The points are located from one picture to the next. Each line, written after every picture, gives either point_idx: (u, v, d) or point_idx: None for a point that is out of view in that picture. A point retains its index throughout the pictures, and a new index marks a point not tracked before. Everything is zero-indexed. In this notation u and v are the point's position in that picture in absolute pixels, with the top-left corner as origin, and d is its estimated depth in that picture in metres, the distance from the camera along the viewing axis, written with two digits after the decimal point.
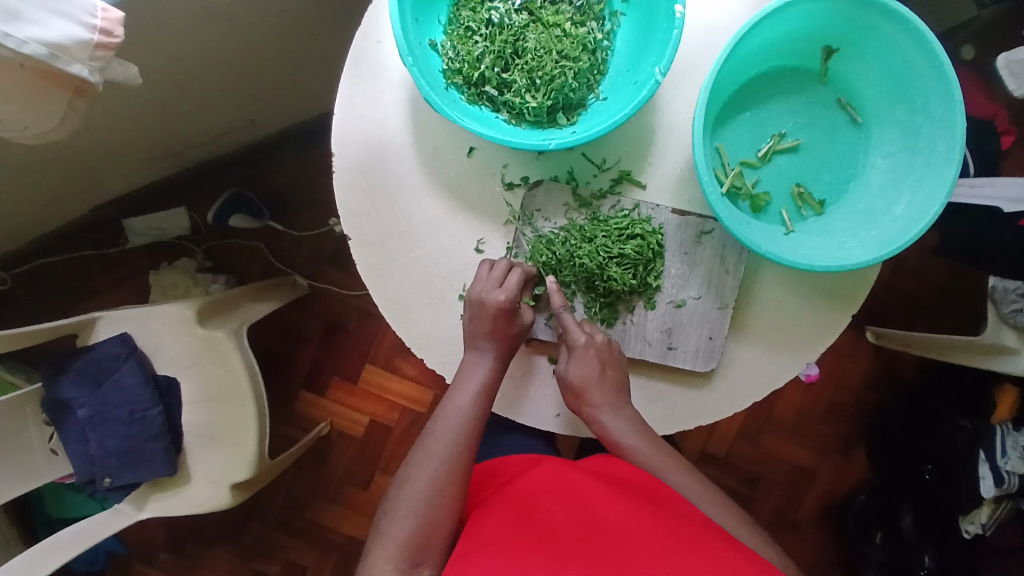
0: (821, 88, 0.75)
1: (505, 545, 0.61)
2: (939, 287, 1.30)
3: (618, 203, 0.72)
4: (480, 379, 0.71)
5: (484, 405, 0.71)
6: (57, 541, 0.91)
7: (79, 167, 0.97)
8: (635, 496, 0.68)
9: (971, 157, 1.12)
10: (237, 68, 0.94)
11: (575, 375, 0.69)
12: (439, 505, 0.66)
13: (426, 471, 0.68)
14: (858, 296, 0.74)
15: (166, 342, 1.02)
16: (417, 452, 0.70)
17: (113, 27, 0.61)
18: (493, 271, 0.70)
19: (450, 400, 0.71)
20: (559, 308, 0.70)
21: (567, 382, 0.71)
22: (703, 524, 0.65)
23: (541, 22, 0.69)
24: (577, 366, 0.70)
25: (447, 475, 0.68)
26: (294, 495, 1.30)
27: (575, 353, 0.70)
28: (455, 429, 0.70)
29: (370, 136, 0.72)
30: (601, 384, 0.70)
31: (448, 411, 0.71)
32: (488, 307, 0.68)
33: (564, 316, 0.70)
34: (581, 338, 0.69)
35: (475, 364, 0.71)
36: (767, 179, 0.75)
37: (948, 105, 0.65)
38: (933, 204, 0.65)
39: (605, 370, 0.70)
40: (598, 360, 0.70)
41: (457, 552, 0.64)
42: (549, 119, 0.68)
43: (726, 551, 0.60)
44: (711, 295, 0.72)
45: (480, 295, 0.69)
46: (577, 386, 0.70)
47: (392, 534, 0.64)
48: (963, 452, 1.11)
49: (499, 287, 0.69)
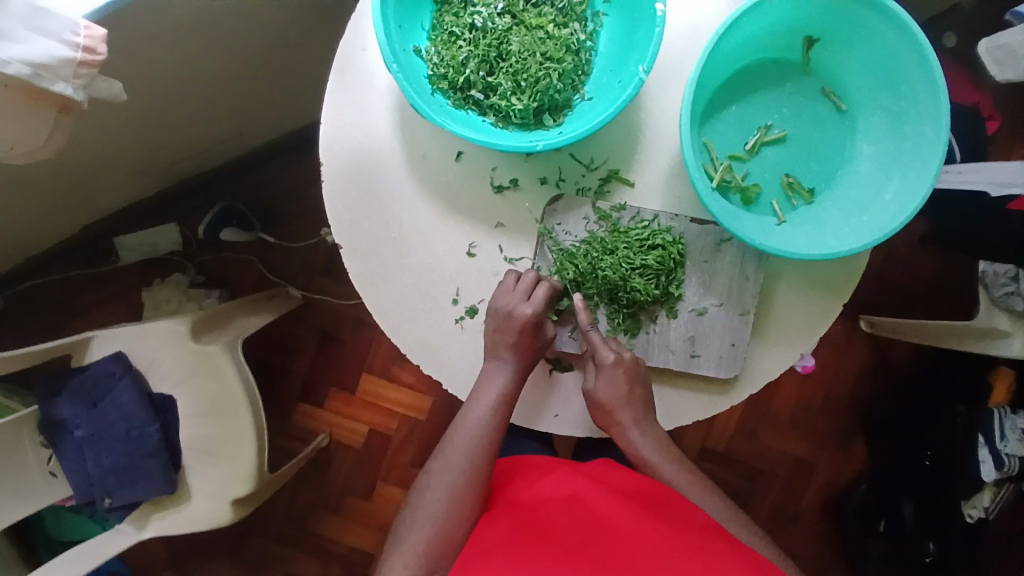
0: (806, 78, 0.76)
1: (508, 551, 0.61)
2: (930, 274, 1.31)
3: (637, 214, 0.72)
4: (500, 390, 0.70)
5: (503, 415, 0.70)
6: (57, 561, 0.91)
7: (66, 185, 0.97)
8: (639, 500, 0.68)
9: (957, 143, 1.13)
10: (221, 81, 0.94)
11: (603, 394, 0.70)
12: (455, 514, 0.66)
13: (444, 480, 0.68)
14: (851, 287, 0.75)
15: (160, 358, 1.02)
16: (436, 460, 0.70)
17: (97, 45, 0.60)
18: (519, 284, 0.70)
19: (469, 411, 0.70)
20: (586, 325, 0.70)
21: (593, 394, 0.72)
22: (705, 527, 0.65)
23: (524, 25, 0.69)
24: (604, 384, 0.70)
25: (466, 484, 0.68)
26: (295, 508, 1.30)
27: (602, 371, 0.70)
28: (473, 439, 0.69)
29: (358, 145, 0.72)
30: (626, 401, 0.71)
31: (467, 421, 0.70)
32: (516, 321, 0.68)
33: (586, 328, 0.70)
34: (609, 358, 0.70)
35: (495, 374, 0.70)
36: (756, 171, 0.75)
37: (932, 90, 0.66)
38: (923, 188, 0.66)
39: (626, 384, 0.70)
40: (625, 378, 0.70)
41: (460, 556, 0.64)
42: (535, 121, 0.68)
43: (728, 556, 0.60)
44: (732, 303, 0.73)
45: (507, 308, 0.69)
46: (605, 404, 0.71)
47: (411, 542, 0.65)
48: (961, 438, 1.12)
49: (527, 301, 0.69)
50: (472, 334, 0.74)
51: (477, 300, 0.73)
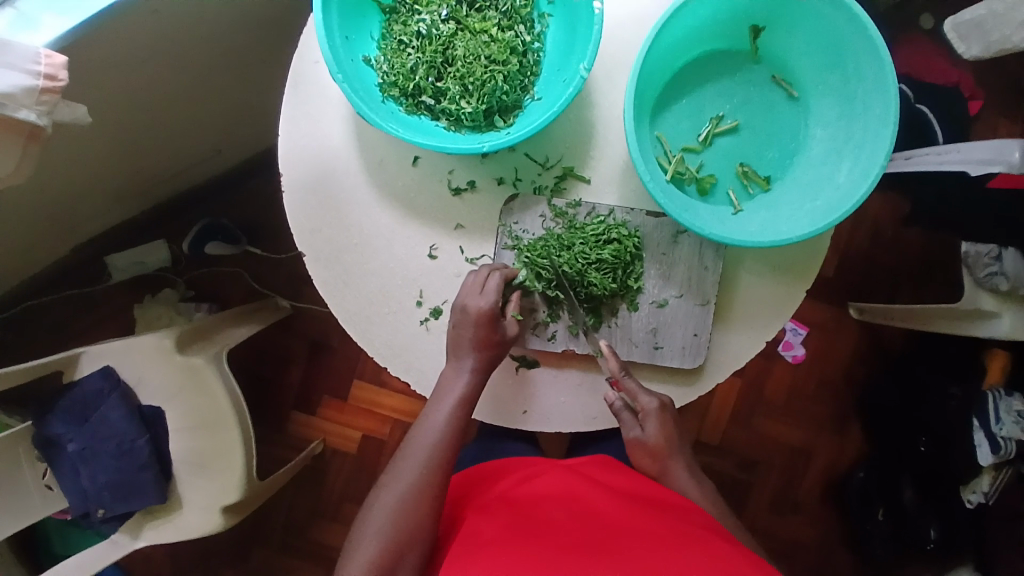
0: (755, 67, 0.76)
1: (501, 545, 0.62)
2: (916, 257, 1.30)
3: (593, 210, 0.73)
4: (460, 390, 0.71)
5: (462, 417, 0.71)
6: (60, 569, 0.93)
7: (54, 207, 0.99)
8: (638, 500, 0.68)
9: (935, 124, 1.12)
10: (196, 96, 0.96)
11: (655, 438, 0.72)
12: (411, 518, 0.66)
13: (403, 483, 0.68)
14: (811, 270, 0.75)
15: (148, 375, 1.04)
16: (396, 464, 0.70)
17: (57, 72, 0.62)
18: (472, 281, 0.70)
19: (429, 413, 0.71)
20: (620, 375, 0.72)
21: (642, 442, 0.73)
22: (703, 526, 0.65)
23: (468, 30, 0.71)
24: (654, 428, 0.73)
25: (426, 485, 0.68)
26: (294, 516, 1.31)
27: (647, 417, 0.73)
28: (433, 441, 0.70)
29: (316, 156, 0.74)
30: (673, 443, 0.74)
31: (427, 423, 0.71)
32: (471, 314, 0.69)
33: (620, 375, 0.72)
34: (654, 403, 0.73)
35: (455, 375, 0.71)
36: (711, 162, 0.76)
37: (877, 70, 0.66)
38: (872, 168, 0.66)
39: (671, 422, 0.74)
40: (667, 419, 0.73)
41: (453, 553, 0.65)
42: (486, 123, 0.69)
43: (724, 550, 0.59)
44: (691, 293, 0.73)
45: (463, 303, 0.70)
46: (657, 448, 0.73)
47: (367, 546, 0.65)
48: (954, 419, 1.13)
49: (481, 294, 0.69)
50: (438, 335, 0.75)
51: (440, 301, 0.74)
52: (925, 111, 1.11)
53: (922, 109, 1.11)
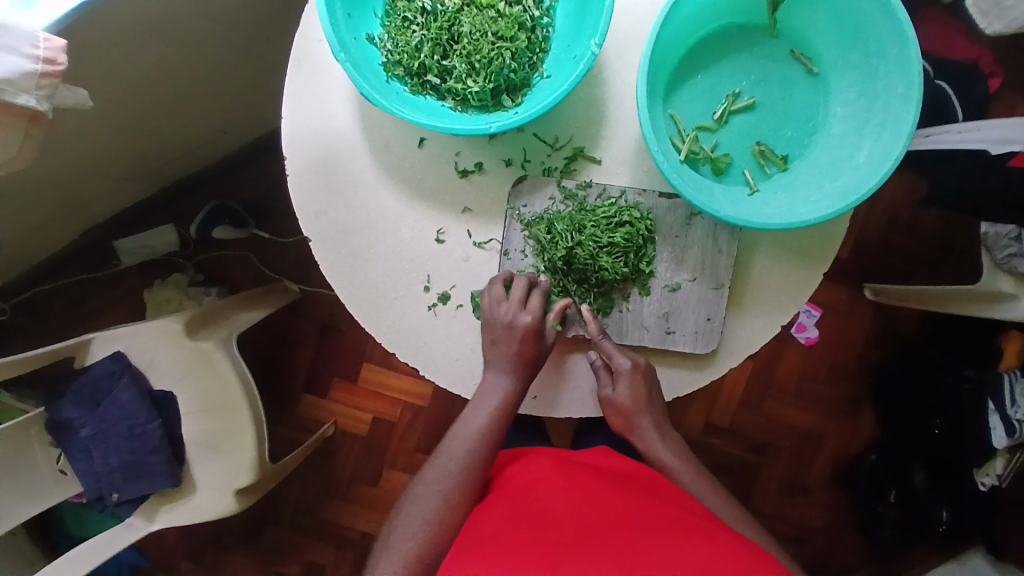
0: (773, 41, 0.73)
1: (504, 540, 0.61)
2: (933, 237, 1.27)
3: (603, 192, 0.72)
4: (500, 398, 0.70)
5: (500, 423, 0.71)
6: (92, 547, 0.96)
7: (59, 192, 0.99)
8: (637, 488, 0.68)
9: (955, 101, 1.08)
10: (199, 76, 0.94)
11: (624, 400, 0.71)
12: (444, 522, 0.67)
13: (436, 487, 0.68)
14: (827, 252, 0.73)
15: (157, 355, 1.04)
16: (430, 468, 0.70)
17: (56, 55, 0.61)
18: (512, 297, 0.69)
19: (467, 419, 0.71)
20: (597, 336, 0.70)
21: (611, 401, 0.71)
22: (703, 515, 0.65)
23: (475, 5, 0.68)
24: (624, 389, 0.71)
25: (459, 491, 0.69)
26: (306, 497, 1.32)
27: (620, 377, 0.71)
28: (467, 449, 0.70)
29: (320, 138, 0.72)
30: (645, 404, 0.72)
31: (462, 431, 0.71)
32: (517, 332, 0.69)
33: (597, 336, 0.70)
34: (627, 363, 0.70)
35: (494, 382, 0.70)
36: (726, 141, 0.74)
37: (901, 45, 0.63)
38: (895, 148, 0.63)
39: (645, 386, 0.71)
40: (641, 382, 0.71)
41: (455, 546, 0.64)
42: (494, 102, 0.68)
43: (726, 539, 0.60)
44: (705, 277, 0.72)
45: (506, 320, 0.69)
46: (625, 408, 0.71)
47: (401, 549, 0.65)
48: (968, 403, 1.10)
49: (524, 309, 0.69)
50: (446, 321, 0.74)
51: (449, 286, 0.73)
52: (945, 87, 1.07)
53: (941, 85, 1.08)
